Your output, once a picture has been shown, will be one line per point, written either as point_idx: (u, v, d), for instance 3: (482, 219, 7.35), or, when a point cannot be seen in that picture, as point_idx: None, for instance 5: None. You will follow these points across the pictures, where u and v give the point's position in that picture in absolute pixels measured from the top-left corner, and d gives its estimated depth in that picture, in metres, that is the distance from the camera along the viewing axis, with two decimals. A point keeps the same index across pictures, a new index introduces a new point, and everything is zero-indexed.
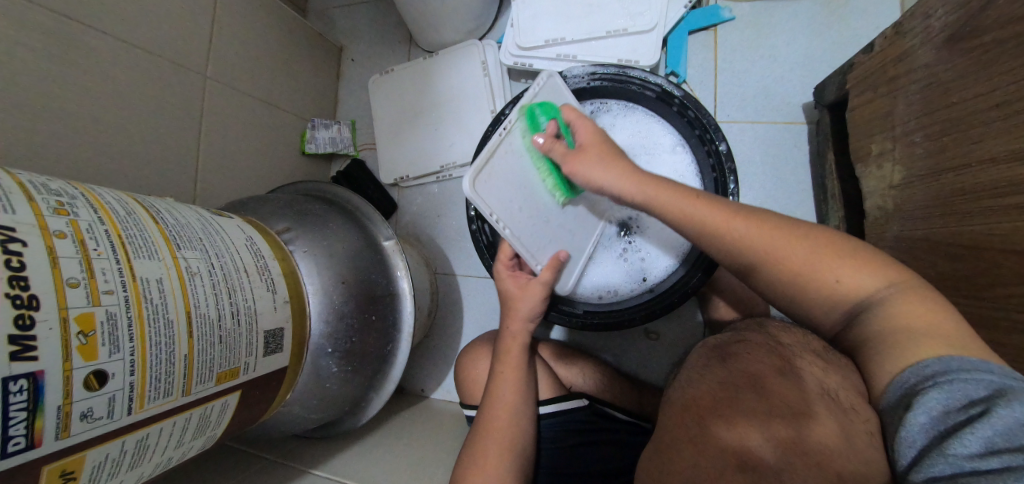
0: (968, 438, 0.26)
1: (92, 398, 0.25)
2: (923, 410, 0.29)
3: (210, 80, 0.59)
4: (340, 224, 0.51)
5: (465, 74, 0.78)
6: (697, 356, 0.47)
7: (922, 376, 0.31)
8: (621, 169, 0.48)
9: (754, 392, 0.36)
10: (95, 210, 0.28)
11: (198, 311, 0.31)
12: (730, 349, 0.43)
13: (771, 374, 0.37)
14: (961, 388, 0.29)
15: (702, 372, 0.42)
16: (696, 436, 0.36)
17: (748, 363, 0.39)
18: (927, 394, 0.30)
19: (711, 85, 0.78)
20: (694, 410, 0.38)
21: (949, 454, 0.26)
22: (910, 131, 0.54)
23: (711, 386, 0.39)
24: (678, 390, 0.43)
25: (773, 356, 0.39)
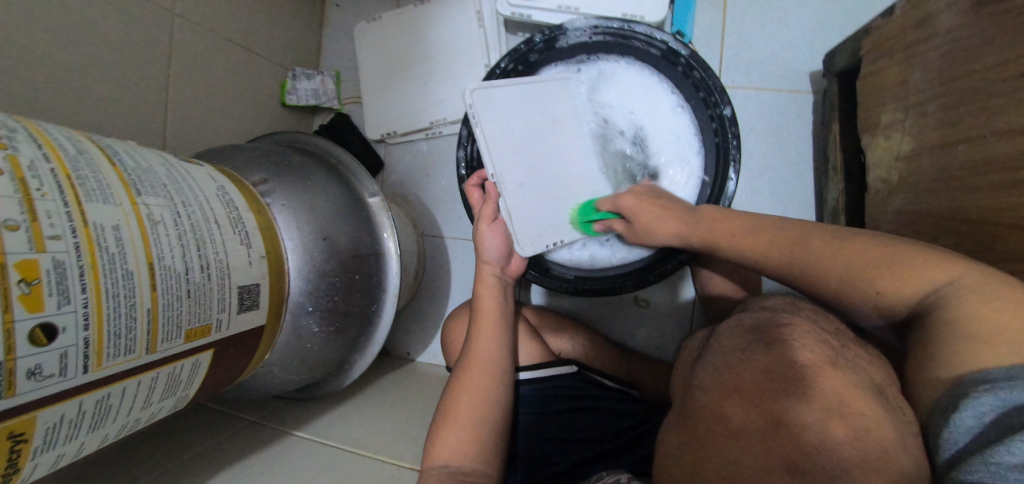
0: (1014, 446, 0.22)
1: (39, 355, 0.23)
2: (973, 413, 0.25)
3: (180, 17, 0.56)
4: (319, 176, 0.49)
5: (459, 23, 0.70)
6: (729, 336, 0.39)
7: (982, 378, 0.26)
8: (676, 229, 0.52)
9: (803, 387, 0.28)
10: (40, 148, 0.26)
11: (162, 262, 0.30)
12: (769, 331, 0.35)
13: (825, 363, 0.29)
14: (1019, 392, 0.24)
15: (741, 357, 0.34)
16: (736, 432, 0.30)
17: (795, 347, 0.32)
18: (982, 397, 0.25)
19: (717, 48, 0.68)
20: (725, 407, 0.32)
21: (989, 463, 0.22)
22: (925, 100, 0.46)
23: (752, 374, 0.31)
24: (705, 377, 0.36)
25: (808, 341, 0.32)
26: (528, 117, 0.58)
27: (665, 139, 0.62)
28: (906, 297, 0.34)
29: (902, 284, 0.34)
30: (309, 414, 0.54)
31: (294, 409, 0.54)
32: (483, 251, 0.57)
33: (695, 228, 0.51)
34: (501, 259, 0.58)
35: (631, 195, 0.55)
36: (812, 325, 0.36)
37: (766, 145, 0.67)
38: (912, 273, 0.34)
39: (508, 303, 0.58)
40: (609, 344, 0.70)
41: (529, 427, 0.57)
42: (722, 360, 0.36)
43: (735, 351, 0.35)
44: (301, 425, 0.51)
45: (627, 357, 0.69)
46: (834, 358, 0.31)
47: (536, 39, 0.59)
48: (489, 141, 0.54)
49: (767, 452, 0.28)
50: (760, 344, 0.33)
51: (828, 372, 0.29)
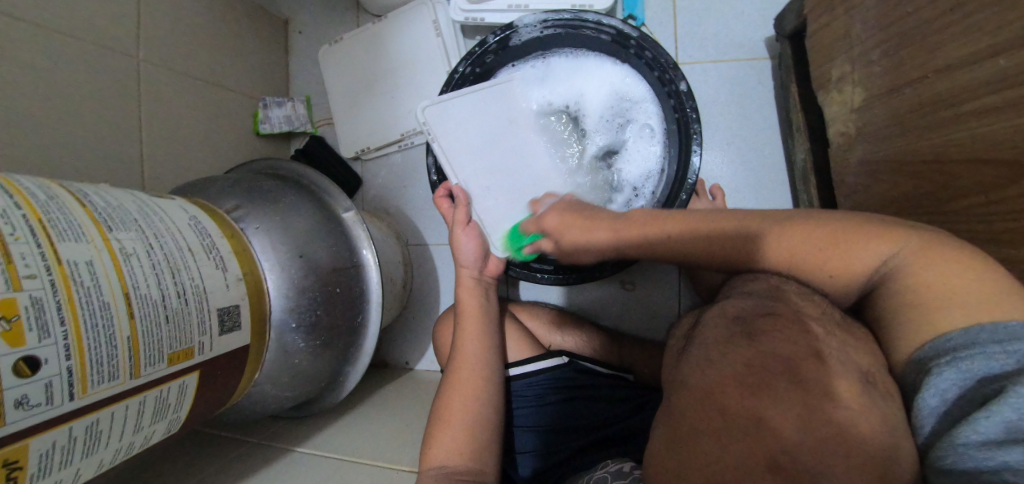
0: (981, 424, 0.24)
1: (25, 386, 0.24)
2: (935, 392, 0.27)
3: (144, 61, 0.58)
4: (291, 197, 0.51)
5: (419, 35, 0.72)
6: (712, 326, 0.38)
7: (938, 351, 0.29)
8: (601, 228, 0.50)
9: (789, 383, 0.29)
10: (9, 196, 0.28)
11: (138, 291, 0.31)
12: (752, 321, 0.35)
13: (808, 359, 0.30)
14: (971, 362, 0.27)
15: (721, 348, 0.34)
16: (720, 426, 0.30)
17: (777, 337, 0.32)
18: (939, 374, 0.28)
19: (671, 26, 0.69)
20: (714, 404, 0.31)
21: (960, 444, 0.24)
22: (868, 49, 0.47)
23: (736, 369, 0.31)
24: (691, 367, 0.35)
25: (794, 332, 0.32)
26: (484, 123, 0.60)
27: (622, 118, 0.64)
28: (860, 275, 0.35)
29: (856, 257, 0.35)
30: (309, 430, 0.55)
31: (293, 426, 0.55)
32: (459, 255, 0.58)
33: (623, 238, 0.48)
34: (478, 262, 0.59)
35: (552, 213, 0.54)
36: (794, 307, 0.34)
37: (731, 114, 0.68)
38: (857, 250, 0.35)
39: (491, 305, 0.59)
40: (601, 330, 0.71)
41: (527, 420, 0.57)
42: (711, 353, 0.34)
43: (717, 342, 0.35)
44: (300, 442, 0.52)
45: (620, 340, 0.70)
46: (819, 349, 0.30)
47: (490, 40, 0.59)
48: (448, 154, 0.59)
49: (751, 451, 0.28)
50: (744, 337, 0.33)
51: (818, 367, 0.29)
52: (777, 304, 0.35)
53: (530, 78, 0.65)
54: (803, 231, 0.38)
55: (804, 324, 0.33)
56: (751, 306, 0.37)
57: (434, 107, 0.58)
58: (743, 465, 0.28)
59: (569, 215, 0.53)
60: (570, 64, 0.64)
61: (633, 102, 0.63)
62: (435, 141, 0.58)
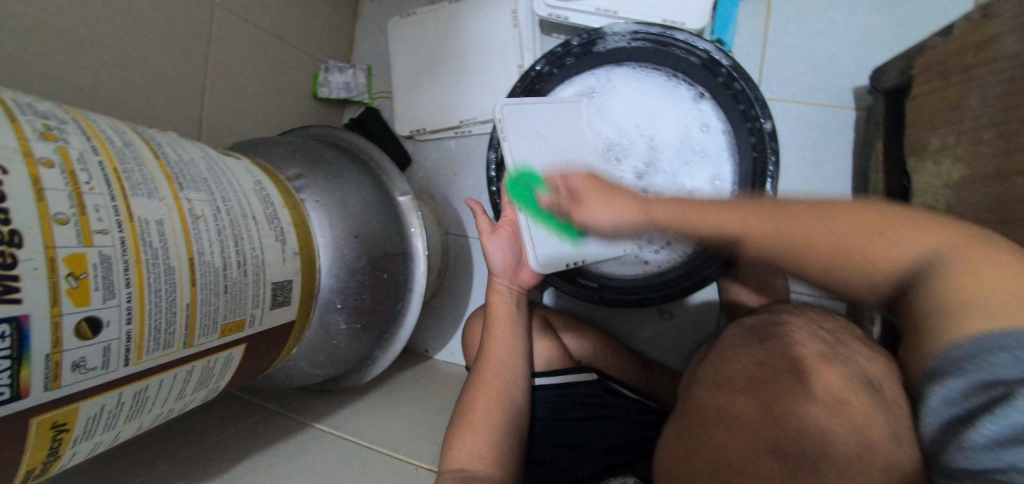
0: (985, 426, 0.24)
1: (84, 348, 0.23)
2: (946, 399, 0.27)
3: (220, 7, 0.56)
4: (354, 174, 0.50)
5: (497, 22, 0.69)
6: (731, 337, 0.41)
7: (945, 360, 0.28)
8: (626, 203, 0.48)
9: (794, 377, 0.30)
10: (88, 140, 0.26)
11: (201, 257, 0.30)
12: (768, 329, 0.38)
13: (815, 359, 0.31)
14: (976, 367, 0.26)
15: (738, 351, 0.37)
16: (727, 412, 0.32)
17: (790, 342, 0.34)
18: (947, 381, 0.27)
19: (759, 59, 0.66)
20: (723, 394, 0.33)
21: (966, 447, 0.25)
22: (980, 126, 0.44)
23: (749, 366, 0.34)
24: (709, 368, 0.38)
25: (800, 338, 0.35)
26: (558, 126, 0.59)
27: (696, 168, 0.60)
28: (892, 269, 0.34)
29: (900, 243, 0.34)
30: (328, 407, 0.54)
31: (315, 400, 0.55)
32: (491, 263, 0.58)
33: (652, 215, 0.46)
34: (510, 271, 0.59)
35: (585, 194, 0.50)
36: (814, 328, 0.37)
37: (806, 160, 0.65)
38: (903, 236, 0.34)
39: (522, 315, 0.58)
40: (629, 354, 0.69)
41: (543, 433, 0.56)
42: (729, 355, 0.37)
43: (733, 349, 0.38)
44: (320, 418, 0.51)
45: (647, 367, 0.68)
46: (825, 351, 0.32)
47: (574, 42, 0.58)
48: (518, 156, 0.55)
49: (755, 432, 0.29)
50: (758, 343, 0.36)
51: (822, 365, 0.31)
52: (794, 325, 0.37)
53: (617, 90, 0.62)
54: (849, 216, 0.37)
55: (826, 338, 0.35)
56: (766, 323, 0.40)
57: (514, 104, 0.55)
58: (748, 445, 0.29)
59: (592, 186, 0.50)
60: (661, 87, 0.61)
61: (712, 153, 0.60)
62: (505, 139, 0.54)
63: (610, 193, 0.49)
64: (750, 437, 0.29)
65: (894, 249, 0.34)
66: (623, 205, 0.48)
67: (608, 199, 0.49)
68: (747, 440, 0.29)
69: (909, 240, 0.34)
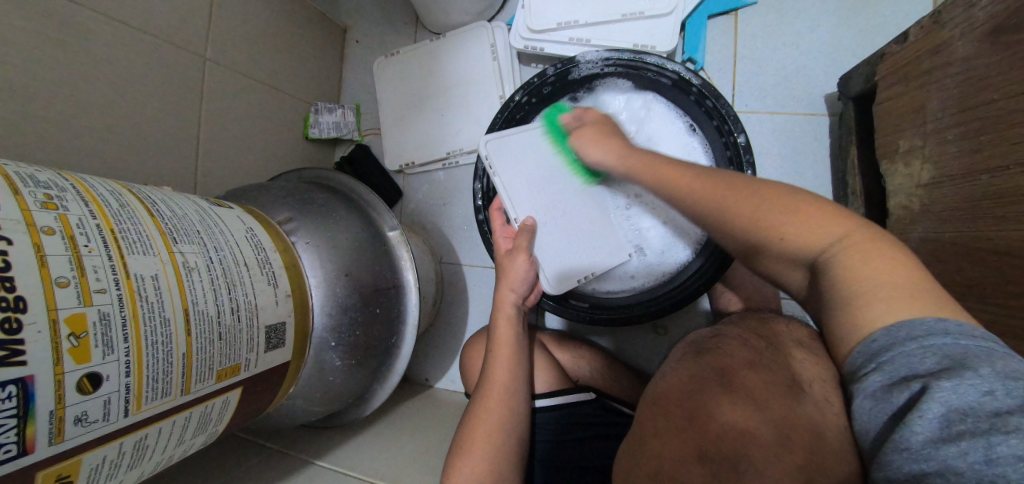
0: (916, 421, 0.23)
1: (86, 402, 0.25)
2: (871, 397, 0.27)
3: (210, 62, 0.59)
4: (344, 213, 0.52)
5: (476, 57, 0.72)
6: (676, 348, 0.46)
7: (869, 355, 0.28)
8: (610, 147, 0.53)
9: (720, 388, 0.35)
10: (86, 204, 0.28)
11: (195, 306, 0.32)
12: (706, 341, 0.42)
13: (741, 368, 0.36)
14: (900, 362, 0.26)
15: (678, 363, 0.42)
16: (664, 427, 0.37)
17: (722, 355, 0.38)
18: (871, 377, 0.27)
19: (730, 74, 0.69)
20: (661, 408, 0.38)
21: (902, 448, 0.23)
22: (943, 127, 0.45)
23: (682, 378, 0.39)
24: (656, 379, 0.43)
25: (733, 347, 0.39)
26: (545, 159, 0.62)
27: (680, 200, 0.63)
28: (804, 248, 0.33)
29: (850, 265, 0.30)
30: (329, 444, 0.55)
31: (316, 438, 0.55)
32: (510, 279, 0.58)
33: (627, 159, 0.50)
34: (525, 289, 0.58)
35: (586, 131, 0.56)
36: (746, 330, 0.42)
37: (785, 169, 0.67)
38: (815, 224, 0.33)
39: (524, 337, 0.57)
40: (628, 371, 0.69)
41: (546, 455, 0.56)
42: (671, 367, 0.42)
43: (676, 361, 0.42)
44: (322, 456, 0.52)
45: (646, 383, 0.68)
46: (751, 356, 0.37)
47: (549, 72, 0.60)
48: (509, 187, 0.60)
49: (685, 444, 0.34)
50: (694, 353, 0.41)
51: (747, 373, 0.35)
52: (726, 328, 0.44)
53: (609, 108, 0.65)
54: (749, 198, 0.37)
55: (750, 343, 0.39)
56: (706, 335, 0.45)
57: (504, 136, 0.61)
58: (680, 455, 0.34)
59: (597, 130, 0.56)
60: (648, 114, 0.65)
61: None
62: (496, 173, 0.60)
63: (600, 131, 0.55)
64: (681, 451, 0.34)
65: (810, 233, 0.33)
66: (612, 146, 0.53)
67: (598, 140, 0.54)
68: (678, 452, 0.34)
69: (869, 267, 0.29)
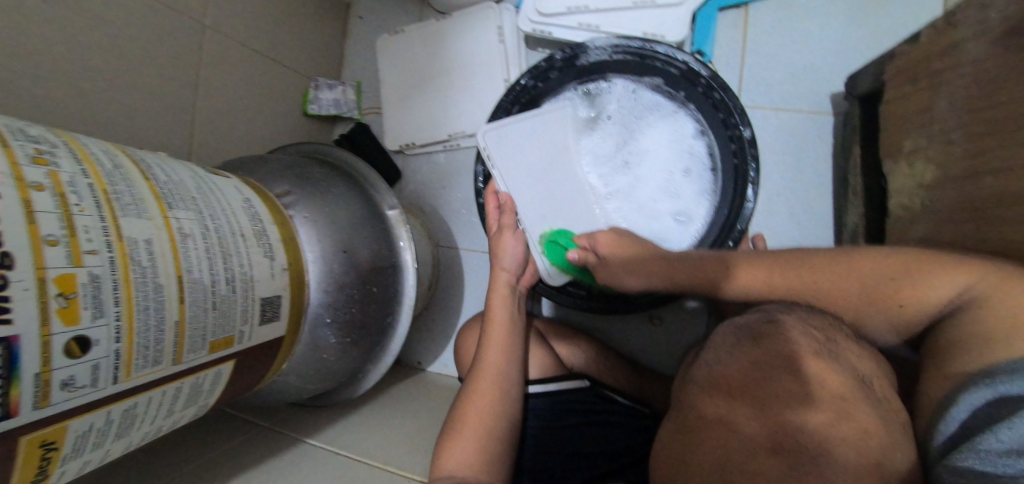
0: (1001, 433, 0.24)
1: (74, 366, 0.24)
2: (968, 406, 0.27)
3: (209, 29, 0.57)
4: (343, 190, 0.51)
5: (482, 39, 0.71)
6: (723, 328, 0.38)
7: (983, 374, 0.28)
8: None
9: (788, 383, 0.28)
10: (78, 162, 0.27)
11: (190, 274, 0.31)
12: (753, 316, 0.36)
13: (808, 357, 0.29)
14: (1021, 380, 0.26)
15: (730, 344, 0.34)
16: (721, 427, 0.30)
17: (787, 340, 0.31)
18: (980, 387, 0.27)
19: (738, 68, 0.68)
20: (716, 402, 0.31)
21: (980, 450, 0.25)
22: (950, 128, 0.46)
23: (738, 367, 0.31)
24: (704, 366, 0.35)
25: (801, 328, 0.31)
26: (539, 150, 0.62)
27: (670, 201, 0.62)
28: (855, 291, 0.37)
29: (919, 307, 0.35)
30: (321, 422, 0.54)
31: (307, 416, 0.55)
32: (501, 256, 0.59)
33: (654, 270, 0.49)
34: (518, 267, 0.60)
35: (553, 168, 0.54)
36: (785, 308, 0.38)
37: (786, 167, 0.67)
38: (869, 266, 0.37)
39: (519, 320, 0.57)
40: (621, 361, 0.69)
41: (537, 441, 0.56)
42: (716, 344, 0.35)
43: (723, 342, 0.34)
44: (313, 434, 0.51)
45: (639, 374, 0.69)
46: (816, 346, 0.30)
47: (557, 56, 0.60)
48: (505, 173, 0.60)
49: (752, 452, 0.28)
50: (750, 338, 0.32)
51: (815, 363, 0.29)
52: (768, 306, 0.39)
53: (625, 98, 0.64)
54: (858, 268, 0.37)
55: (815, 327, 0.32)
56: (753, 311, 0.38)
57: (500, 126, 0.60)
58: (747, 465, 0.28)
59: (566, 169, 0.54)
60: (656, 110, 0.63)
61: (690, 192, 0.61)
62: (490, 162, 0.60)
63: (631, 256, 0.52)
64: (747, 455, 0.28)
65: (859, 279, 0.37)
66: None
67: None
68: (743, 457, 0.28)
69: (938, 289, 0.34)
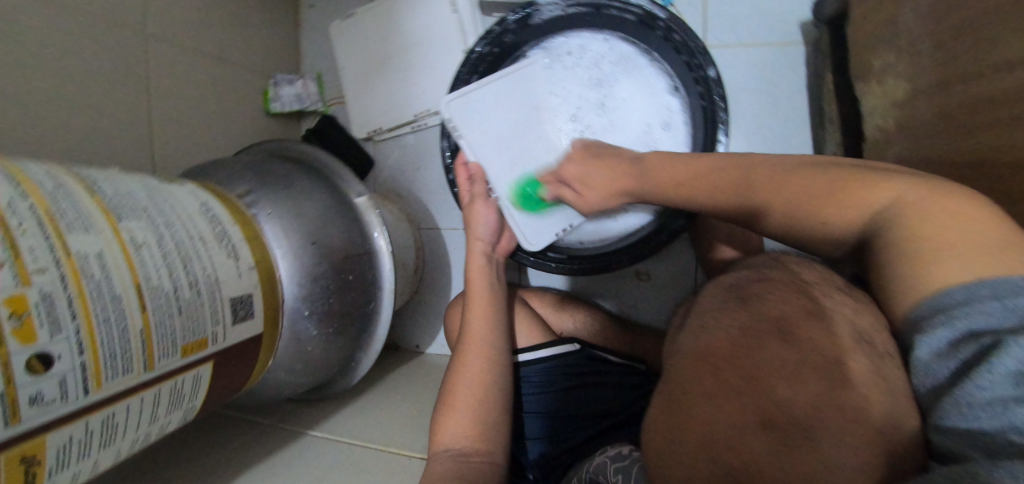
0: (982, 379, 0.21)
1: (38, 383, 0.24)
2: (928, 349, 0.24)
3: (151, 37, 0.56)
4: (306, 183, 0.50)
5: (435, 11, 0.69)
6: (710, 296, 0.41)
7: (934, 307, 0.25)
8: (612, 177, 0.52)
9: (778, 341, 0.29)
10: (16, 184, 0.26)
11: (149, 283, 0.31)
12: (748, 289, 0.36)
13: (799, 317, 0.30)
14: (976, 315, 0.23)
15: (717, 315, 0.36)
16: (712, 389, 0.30)
17: (773, 304, 0.32)
18: (934, 328, 0.25)
19: (701, 7, 0.66)
20: (702, 370, 0.32)
21: (962, 408, 0.21)
22: (917, 39, 0.43)
23: (729, 333, 0.32)
24: (692, 338, 0.37)
25: (790, 294, 0.33)
26: (506, 110, 0.59)
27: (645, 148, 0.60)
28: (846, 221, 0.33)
29: (855, 200, 0.33)
30: (322, 413, 0.56)
31: (307, 409, 0.56)
32: (476, 227, 0.60)
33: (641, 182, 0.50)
34: (492, 236, 0.61)
35: (573, 165, 0.55)
36: (789, 276, 0.36)
37: (759, 105, 0.65)
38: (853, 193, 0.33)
39: (499, 291, 0.58)
40: (613, 320, 0.70)
41: (535, 408, 0.57)
42: (709, 320, 0.36)
43: (713, 309, 0.37)
44: (314, 425, 0.53)
45: (631, 331, 0.69)
46: (812, 307, 0.30)
47: (509, 18, 0.58)
48: (474, 146, 0.59)
49: (741, 409, 0.28)
50: (739, 301, 0.35)
51: (807, 323, 0.29)
52: (772, 273, 0.38)
53: (593, 44, 0.60)
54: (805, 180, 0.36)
55: (806, 290, 0.32)
56: (748, 279, 0.39)
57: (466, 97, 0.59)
58: (735, 422, 0.27)
59: (583, 154, 0.55)
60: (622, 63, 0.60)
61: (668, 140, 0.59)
62: (460, 135, 0.59)
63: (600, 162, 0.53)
64: (736, 415, 0.28)
65: (847, 204, 0.33)
66: (612, 177, 0.52)
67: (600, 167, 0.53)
68: (733, 417, 0.28)
69: (863, 197, 0.32)
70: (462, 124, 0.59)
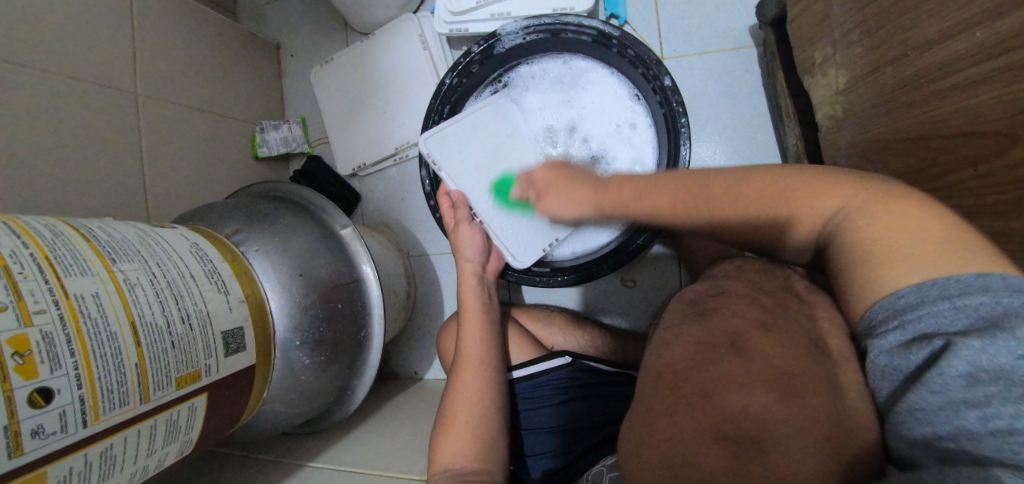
0: (937, 383, 0.24)
1: (40, 416, 0.26)
2: (883, 353, 0.29)
3: (141, 96, 0.60)
4: (292, 219, 0.52)
5: (408, 50, 0.73)
6: (674, 311, 0.47)
7: (890, 312, 0.29)
8: (584, 197, 0.50)
9: (730, 353, 0.36)
10: (18, 236, 0.28)
11: (143, 318, 0.32)
12: (707, 303, 0.43)
13: (751, 331, 0.37)
14: (928, 320, 0.27)
15: (679, 331, 0.42)
16: (672, 406, 0.35)
17: (728, 317, 0.40)
18: (891, 334, 0.28)
19: (654, 22, 0.70)
20: (662, 382, 0.38)
21: (917, 410, 0.25)
22: (847, 31, 0.47)
23: (689, 348, 0.39)
24: (653, 355, 0.42)
25: (736, 308, 0.40)
26: (481, 138, 0.63)
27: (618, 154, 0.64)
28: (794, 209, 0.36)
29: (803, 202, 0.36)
30: (322, 445, 0.56)
31: (306, 442, 0.56)
32: (463, 248, 0.61)
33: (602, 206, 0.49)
34: (481, 256, 0.62)
35: (547, 193, 0.53)
36: (744, 288, 0.43)
37: (721, 107, 0.68)
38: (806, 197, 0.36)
39: (491, 308, 0.59)
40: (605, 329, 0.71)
41: (533, 423, 0.58)
42: (670, 339, 0.42)
43: (677, 325, 0.43)
44: (313, 457, 0.53)
45: (623, 337, 0.70)
46: (763, 321, 0.38)
47: (473, 50, 0.61)
48: (456, 179, 0.62)
49: (700, 425, 0.33)
50: (699, 316, 0.42)
51: (759, 338, 0.36)
52: (727, 288, 0.44)
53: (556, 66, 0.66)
54: (750, 188, 0.39)
55: (757, 302, 0.40)
56: (706, 294, 0.45)
57: (440, 132, 0.62)
58: (694, 439, 0.32)
59: (555, 173, 0.54)
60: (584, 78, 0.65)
61: (636, 143, 0.64)
62: (439, 168, 0.62)
63: (570, 180, 0.52)
64: (698, 427, 0.33)
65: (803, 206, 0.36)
66: (580, 196, 0.50)
67: (568, 194, 0.51)
68: (693, 431, 0.33)
69: (814, 201, 0.35)
70: (440, 155, 0.62)
